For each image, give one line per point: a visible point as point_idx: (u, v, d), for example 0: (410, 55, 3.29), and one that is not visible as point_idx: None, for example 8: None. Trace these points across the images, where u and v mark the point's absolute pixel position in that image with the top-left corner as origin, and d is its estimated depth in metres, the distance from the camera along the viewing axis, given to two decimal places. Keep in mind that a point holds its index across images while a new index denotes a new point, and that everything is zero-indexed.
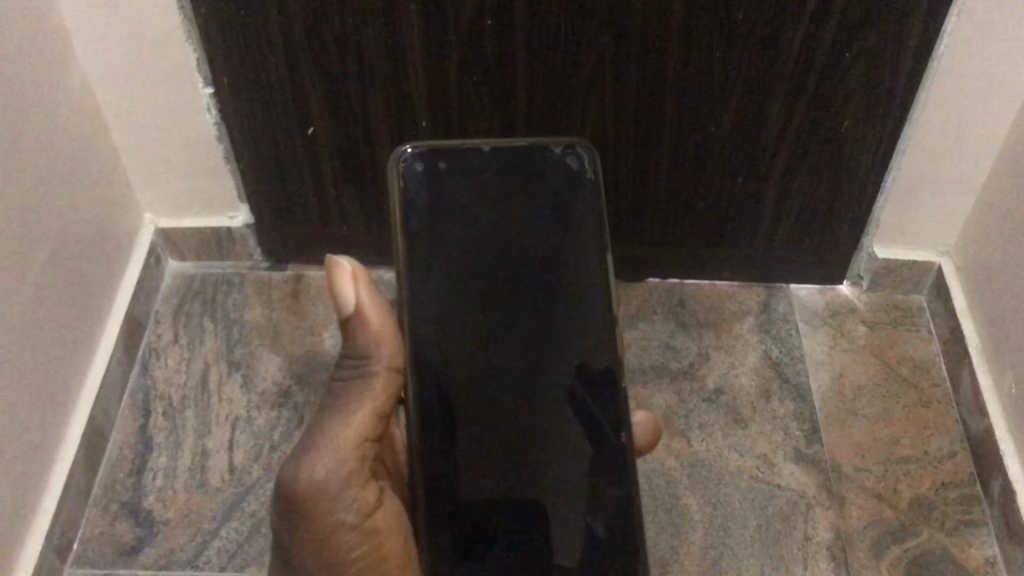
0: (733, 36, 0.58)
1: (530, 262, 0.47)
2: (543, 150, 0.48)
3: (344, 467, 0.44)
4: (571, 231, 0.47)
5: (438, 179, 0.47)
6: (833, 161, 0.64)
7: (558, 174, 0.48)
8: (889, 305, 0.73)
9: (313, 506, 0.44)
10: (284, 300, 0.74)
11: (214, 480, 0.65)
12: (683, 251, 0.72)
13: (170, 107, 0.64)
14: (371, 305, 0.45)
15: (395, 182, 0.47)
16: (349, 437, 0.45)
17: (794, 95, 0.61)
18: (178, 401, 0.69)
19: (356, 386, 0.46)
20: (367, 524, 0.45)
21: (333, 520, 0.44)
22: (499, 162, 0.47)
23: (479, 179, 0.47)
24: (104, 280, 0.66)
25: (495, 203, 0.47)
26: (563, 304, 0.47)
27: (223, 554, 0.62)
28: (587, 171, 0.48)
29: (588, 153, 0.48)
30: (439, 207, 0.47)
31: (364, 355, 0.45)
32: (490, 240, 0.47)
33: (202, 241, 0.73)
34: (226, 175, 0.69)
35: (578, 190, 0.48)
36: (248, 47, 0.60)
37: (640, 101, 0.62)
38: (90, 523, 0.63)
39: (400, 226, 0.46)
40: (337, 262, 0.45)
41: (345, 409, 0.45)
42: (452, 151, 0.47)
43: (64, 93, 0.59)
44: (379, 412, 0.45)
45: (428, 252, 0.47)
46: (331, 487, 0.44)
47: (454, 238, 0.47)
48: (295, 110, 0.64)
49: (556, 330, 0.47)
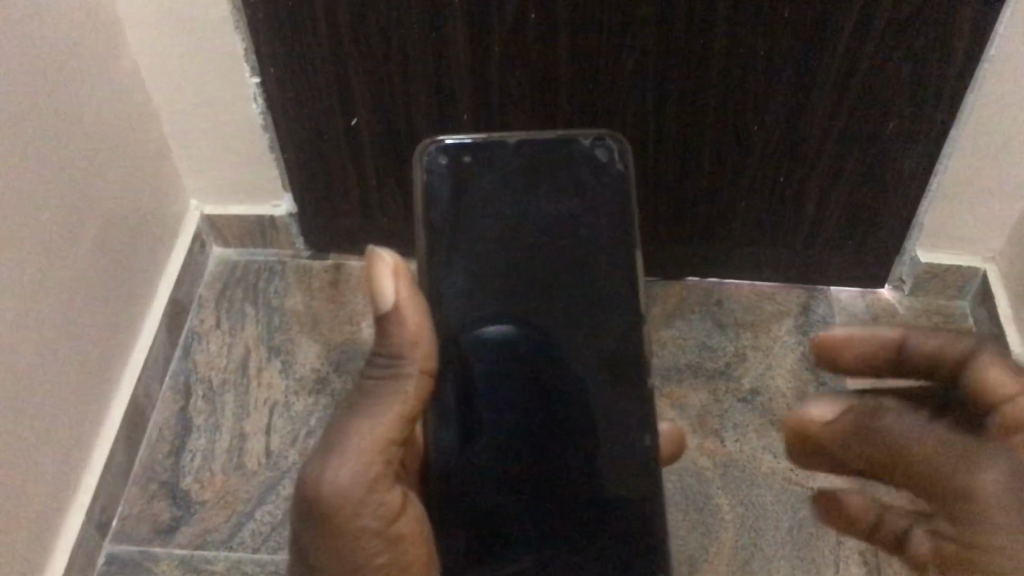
0: (777, 34, 0.57)
1: (556, 258, 0.47)
2: (571, 142, 0.47)
3: (369, 472, 0.40)
4: (601, 221, 0.47)
5: (463, 173, 0.47)
6: (877, 162, 0.64)
7: (586, 166, 0.47)
8: (932, 310, 0.72)
9: (334, 513, 0.40)
10: (324, 289, 0.75)
11: (251, 463, 0.66)
12: (721, 250, 0.72)
13: (217, 96, 0.65)
14: (410, 302, 0.41)
15: (419, 175, 0.46)
16: (376, 440, 0.40)
17: (839, 94, 0.60)
18: (217, 385, 0.70)
19: (386, 387, 0.41)
20: (391, 530, 0.41)
21: (355, 527, 0.40)
22: (524, 155, 0.47)
23: (503, 173, 0.47)
24: (150, 264, 0.68)
25: (521, 196, 0.47)
26: (588, 299, 0.47)
27: (258, 536, 0.63)
28: (616, 164, 0.47)
29: (617, 147, 0.47)
30: (463, 201, 0.47)
31: (394, 355, 0.41)
32: (515, 235, 0.47)
33: (246, 228, 0.75)
34: (271, 164, 0.70)
35: (607, 183, 0.47)
36: (295, 38, 0.61)
37: (682, 98, 0.62)
38: (129, 501, 0.64)
39: (423, 220, 0.46)
40: (378, 256, 0.41)
41: (372, 410, 0.41)
42: (477, 144, 0.47)
43: (115, 80, 0.61)
44: (409, 415, 0.41)
45: (452, 244, 0.46)
46: (355, 492, 0.40)
47: (479, 232, 0.47)
48: (339, 101, 0.65)
49: (581, 327, 0.47)
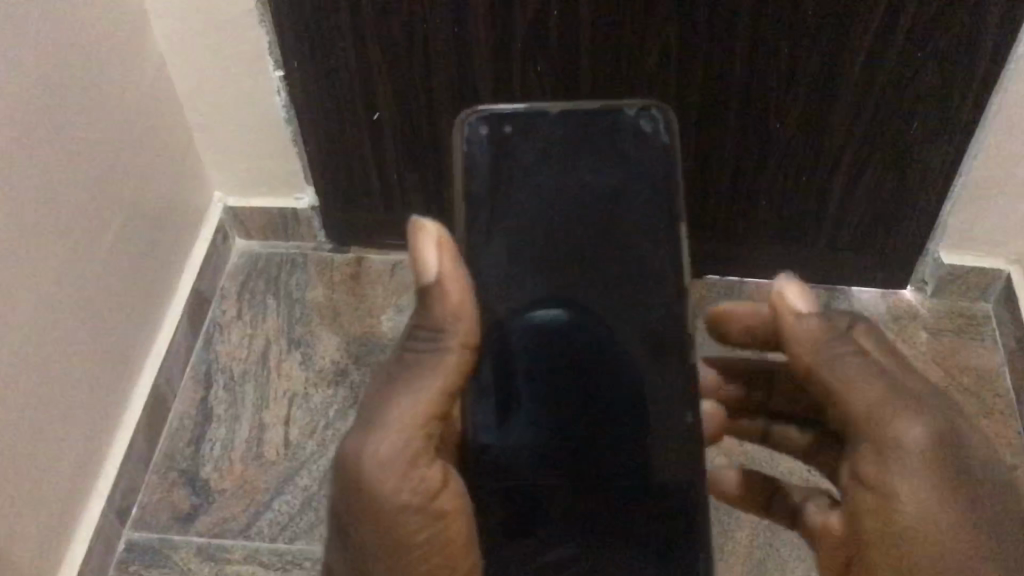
0: (801, 32, 0.57)
1: (597, 236, 0.45)
2: (616, 113, 0.45)
3: (410, 446, 0.40)
4: (643, 200, 0.45)
5: (503, 142, 0.45)
6: (900, 161, 0.63)
7: (631, 138, 0.45)
8: (953, 312, 0.72)
9: (376, 487, 0.39)
10: (344, 282, 0.75)
11: (270, 453, 0.66)
12: (741, 249, 0.72)
13: (242, 89, 0.66)
14: (453, 273, 0.41)
15: (458, 145, 0.45)
16: (417, 413, 0.40)
17: (863, 93, 0.60)
18: (238, 375, 0.70)
19: (427, 360, 0.41)
20: (433, 507, 0.40)
21: (397, 503, 0.40)
22: (567, 126, 0.45)
23: (546, 144, 0.45)
24: (173, 255, 0.69)
25: (559, 170, 0.45)
26: (629, 280, 0.45)
27: (275, 525, 0.63)
28: (661, 135, 0.45)
29: (664, 117, 0.45)
30: (503, 171, 0.45)
31: (437, 328, 0.41)
32: (555, 208, 0.45)
33: (269, 220, 0.75)
34: (293, 157, 0.70)
35: (652, 156, 0.45)
36: (319, 32, 0.61)
37: (704, 95, 0.62)
38: (149, 489, 0.65)
39: (462, 188, 0.45)
40: (422, 227, 0.42)
41: (414, 384, 0.41)
42: (519, 113, 0.45)
43: (140, 72, 0.61)
44: (451, 389, 0.41)
45: (491, 219, 0.45)
46: (396, 465, 0.40)
47: (518, 206, 0.45)
48: (362, 96, 0.65)
49: (620, 311, 0.45)
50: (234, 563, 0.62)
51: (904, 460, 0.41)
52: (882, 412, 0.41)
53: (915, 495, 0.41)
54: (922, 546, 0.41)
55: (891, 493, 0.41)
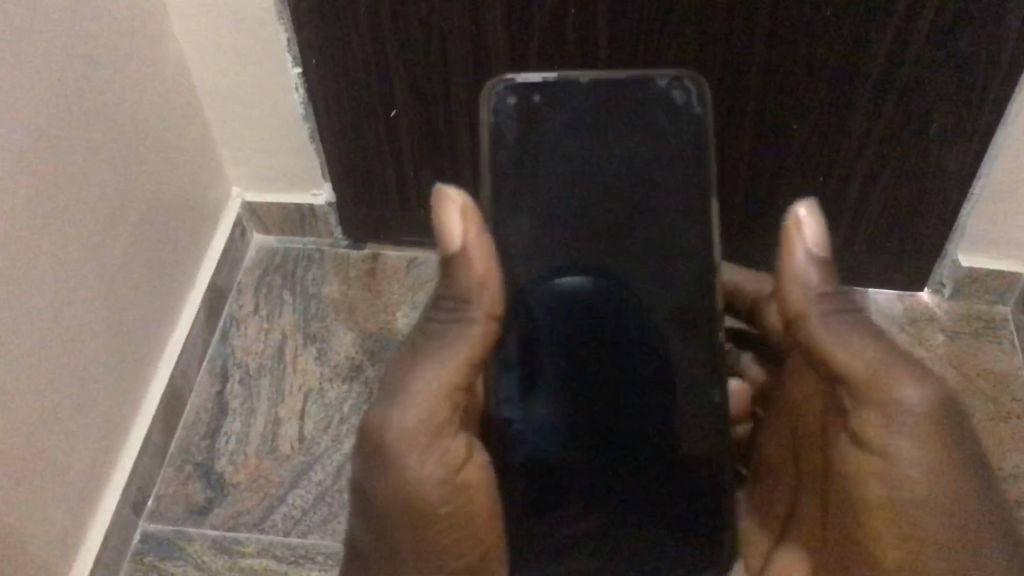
0: (820, 32, 0.57)
1: (625, 213, 0.45)
2: (647, 83, 0.44)
3: (437, 418, 0.40)
4: (673, 170, 0.44)
5: (532, 113, 0.44)
6: (917, 164, 0.63)
7: (662, 109, 0.44)
8: (971, 315, 0.71)
9: (403, 458, 0.40)
10: (361, 278, 0.76)
11: (284, 447, 0.67)
12: (757, 250, 0.72)
13: (260, 85, 0.66)
14: (478, 243, 0.41)
15: (486, 115, 0.44)
16: (443, 385, 0.40)
17: (882, 94, 0.60)
18: (254, 369, 0.71)
19: (451, 333, 0.41)
20: (458, 479, 0.41)
21: (423, 476, 0.40)
22: (596, 96, 0.44)
23: (575, 115, 0.44)
24: (190, 250, 0.69)
25: (588, 140, 0.44)
26: (655, 256, 0.45)
27: (288, 519, 0.64)
28: (693, 106, 0.44)
29: (695, 87, 0.44)
30: (531, 142, 0.44)
31: (461, 299, 0.41)
32: (581, 182, 0.45)
33: (286, 217, 0.76)
34: (311, 154, 0.71)
35: (682, 127, 0.44)
36: (337, 29, 0.62)
37: (722, 95, 0.62)
38: (164, 481, 0.66)
39: (490, 159, 0.44)
40: (445, 195, 0.41)
41: (439, 356, 0.40)
42: (548, 84, 0.44)
43: (160, 68, 0.62)
44: (476, 361, 0.41)
45: (518, 188, 0.44)
46: (423, 437, 0.40)
47: (547, 176, 0.44)
48: (379, 93, 0.65)
49: (645, 287, 0.45)
50: (248, 557, 0.62)
51: (898, 428, 0.39)
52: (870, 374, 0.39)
53: (906, 467, 0.39)
54: (914, 519, 0.40)
55: (883, 459, 0.40)
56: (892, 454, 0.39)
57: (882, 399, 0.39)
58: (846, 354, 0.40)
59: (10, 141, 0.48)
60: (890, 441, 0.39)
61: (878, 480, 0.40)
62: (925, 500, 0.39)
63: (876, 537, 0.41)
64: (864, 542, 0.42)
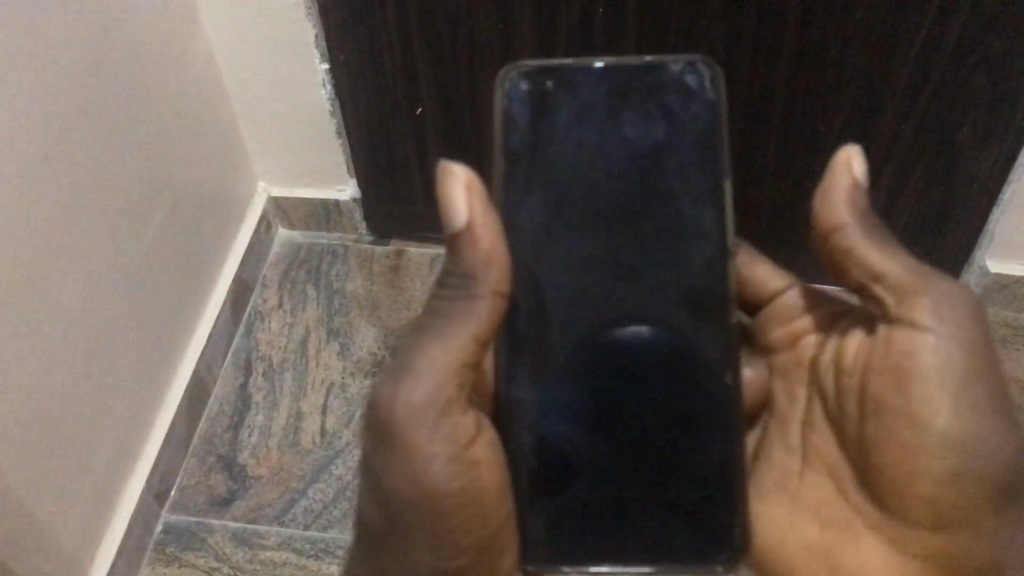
0: (849, 33, 0.57)
1: (641, 198, 0.41)
2: (660, 69, 0.41)
3: (444, 393, 0.40)
4: (690, 156, 0.41)
5: (545, 100, 0.41)
6: (949, 167, 0.62)
7: (676, 97, 0.41)
8: (998, 322, 0.71)
9: (408, 432, 0.39)
10: (385, 274, 0.76)
11: (306, 442, 0.67)
12: (783, 251, 0.71)
13: (288, 81, 0.66)
14: (484, 219, 0.40)
15: (498, 101, 0.41)
16: (450, 361, 0.40)
17: (911, 98, 0.59)
18: (277, 362, 0.71)
19: (456, 310, 0.40)
20: (465, 455, 0.40)
21: (428, 450, 0.40)
22: (609, 81, 0.41)
23: (587, 99, 0.41)
24: (216, 245, 0.69)
25: (602, 125, 0.41)
26: (671, 241, 0.41)
27: (309, 513, 0.64)
28: (709, 92, 0.40)
29: (712, 73, 0.40)
30: (544, 129, 0.41)
31: (467, 275, 0.40)
32: (596, 164, 0.41)
33: (311, 212, 0.76)
34: (337, 150, 0.71)
35: (697, 113, 0.41)
36: (365, 27, 0.62)
37: (749, 97, 0.61)
38: (187, 472, 0.66)
39: (501, 144, 0.41)
40: (450, 169, 0.40)
41: (444, 331, 0.40)
42: (561, 67, 0.41)
43: (189, 64, 0.62)
44: (482, 338, 0.40)
45: (529, 175, 0.41)
46: (429, 412, 0.39)
47: (560, 163, 0.41)
48: (406, 91, 0.66)
49: (659, 270, 0.42)
50: (267, 549, 0.63)
51: (943, 343, 0.39)
52: (912, 290, 0.40)
53: (945, 380, 0.39)
54: (949, 433, 0.40)
55: (922, 374, 0.40)
56: (932, 369, 0.39)
57: (925, 316, 0.39)
58: (885, 267, 0.40)
59: (41, 133, 0.48)
60: (934, 357, 0.39)
61: (913, 396, 0.40)
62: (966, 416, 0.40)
63: (907, 455, 0.41)
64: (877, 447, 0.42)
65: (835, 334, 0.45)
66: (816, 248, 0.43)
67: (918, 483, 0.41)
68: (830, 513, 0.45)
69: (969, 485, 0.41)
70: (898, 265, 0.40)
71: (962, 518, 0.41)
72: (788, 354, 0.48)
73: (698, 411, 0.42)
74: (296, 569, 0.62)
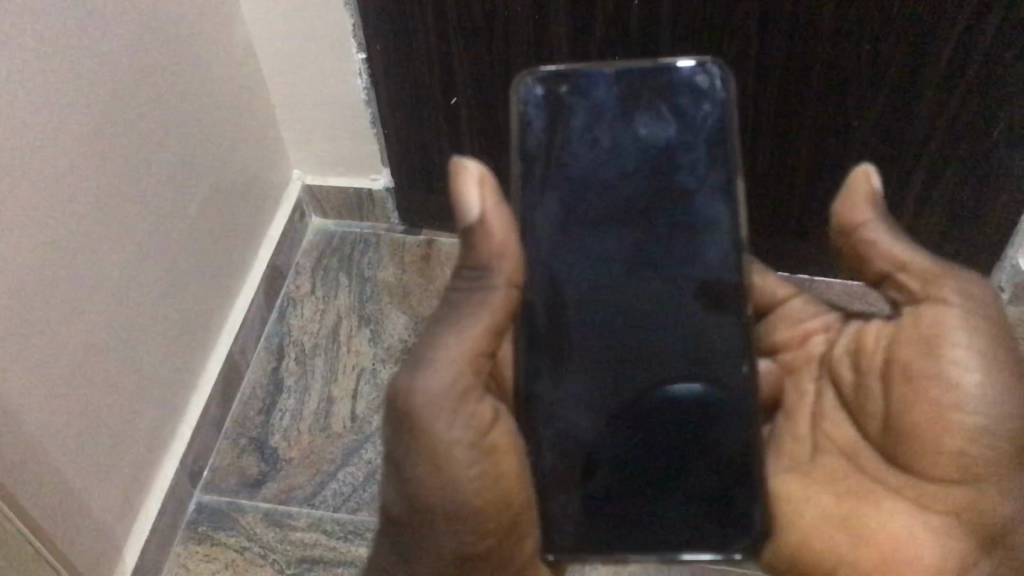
0: (880, 31, 0.57)
1: (659, 197, 0.43)
2: (668, 70, 0.42)
3: (458, 383, 0.40)
4: (701, 154, 0.42)
5: (560, 105, 0.42)
6: (982, 164, 0.62)
7: (688, 97, 0.42)
8: None
9: (424, 423, 0.40)
10: (415, 264, 0.77)
11: (336, 426, 0.68)
12: (815, 246, 0.72)
13: (324, 71, 0.67)
14: (496, 214, 0.41)
15: (513, 107, 0.42)
16: (463, 352, 0.40)
17: (944, 95, 0.59)
18: (309, 347, 0.73)
19: (468, 301, 0.41)
20: (484, 441, 0.41)
21: (444, 439, 0.41)
22: (621, 84, 0.42)
23: (599, 102, 0.42)
24: (251, 231, 0.71)
25: (616, 127, 0.42)
26: (688, 237, 0.42)
27: (337, 496, 0.65)
28: (718, 91, 0.42)
29: (722, 73, 0.42)
30: (560, 133, 0.43)
31: (483, 267, 0.41)
32: (617, 164, 0.43)
33: (345, 200, 0.77)
34: (370, 140, 0.72)
35: (709, 112, 0.42)
36: (400, 17, 0.63)
37: (781, 90, 0.62)
38: (219, 454, 0.68)
39: (518, 146, 0.43)
40: (462, 165, 0.41)
41: (455, 323, 0.41)
42: (575, 73, 0.42)
43: (228, 52, 0.63)
44: (496, 328, 0.41)
45: (545, 178, 0.43)
46: (443, 404, 0.40)
47: (576, 164, 0.43)
48: (439, 81, 0.67)
49: (677, 263, 0.43)
50: (297, 530, 0.64)
51: (966, 310, 0.41)
52: (930, 265, 0.42)
53: (971, 346, 0.41)
54: (976, 396, 0.41)
55: (950, 336, 0.41)
56: (959, 332, 0.41)
57: (947, 286, 0.42)
58: (901, 249, 0.43)
59: (77, 114, 0.49)
60: (959, 321, 0.41)
61: (942, 357, 0.41)
62: (990, 378, 0.41)
63: (932, 417, 0.41)
64: (899, 417, 0.42)
65: (851, 327, 0.47)
66: (835, 242, 0.45)
67: (942, 442, 0.41)
68: (848, 486, 0.45)
69: (992, 442, 0.41)
70: (913, 248, 0.43)
71: (984, 478, 0.42)
72: (795, 353, 0.50)
73: (720, 402, 0.43)
74: (325, 550, 0.63)
